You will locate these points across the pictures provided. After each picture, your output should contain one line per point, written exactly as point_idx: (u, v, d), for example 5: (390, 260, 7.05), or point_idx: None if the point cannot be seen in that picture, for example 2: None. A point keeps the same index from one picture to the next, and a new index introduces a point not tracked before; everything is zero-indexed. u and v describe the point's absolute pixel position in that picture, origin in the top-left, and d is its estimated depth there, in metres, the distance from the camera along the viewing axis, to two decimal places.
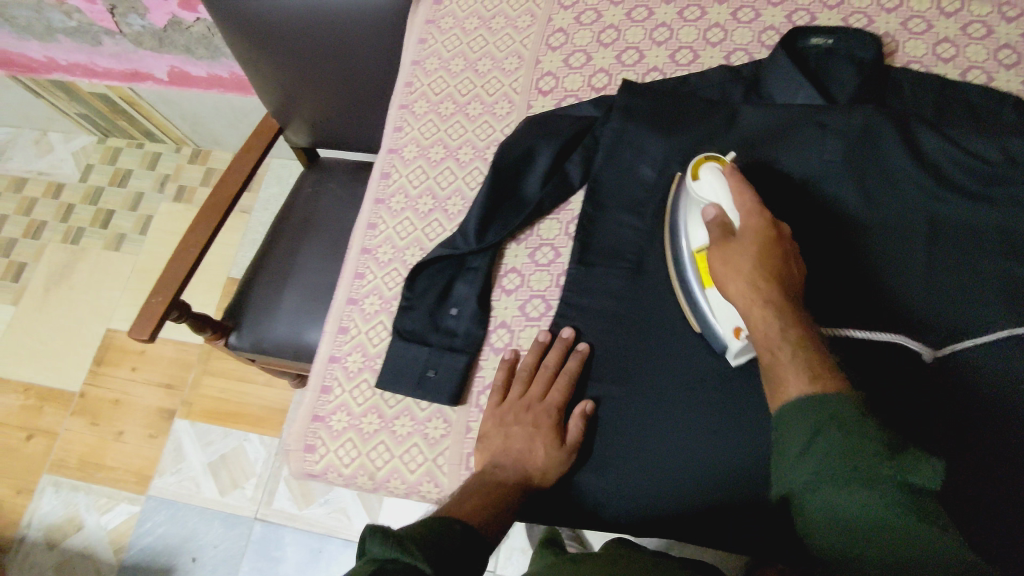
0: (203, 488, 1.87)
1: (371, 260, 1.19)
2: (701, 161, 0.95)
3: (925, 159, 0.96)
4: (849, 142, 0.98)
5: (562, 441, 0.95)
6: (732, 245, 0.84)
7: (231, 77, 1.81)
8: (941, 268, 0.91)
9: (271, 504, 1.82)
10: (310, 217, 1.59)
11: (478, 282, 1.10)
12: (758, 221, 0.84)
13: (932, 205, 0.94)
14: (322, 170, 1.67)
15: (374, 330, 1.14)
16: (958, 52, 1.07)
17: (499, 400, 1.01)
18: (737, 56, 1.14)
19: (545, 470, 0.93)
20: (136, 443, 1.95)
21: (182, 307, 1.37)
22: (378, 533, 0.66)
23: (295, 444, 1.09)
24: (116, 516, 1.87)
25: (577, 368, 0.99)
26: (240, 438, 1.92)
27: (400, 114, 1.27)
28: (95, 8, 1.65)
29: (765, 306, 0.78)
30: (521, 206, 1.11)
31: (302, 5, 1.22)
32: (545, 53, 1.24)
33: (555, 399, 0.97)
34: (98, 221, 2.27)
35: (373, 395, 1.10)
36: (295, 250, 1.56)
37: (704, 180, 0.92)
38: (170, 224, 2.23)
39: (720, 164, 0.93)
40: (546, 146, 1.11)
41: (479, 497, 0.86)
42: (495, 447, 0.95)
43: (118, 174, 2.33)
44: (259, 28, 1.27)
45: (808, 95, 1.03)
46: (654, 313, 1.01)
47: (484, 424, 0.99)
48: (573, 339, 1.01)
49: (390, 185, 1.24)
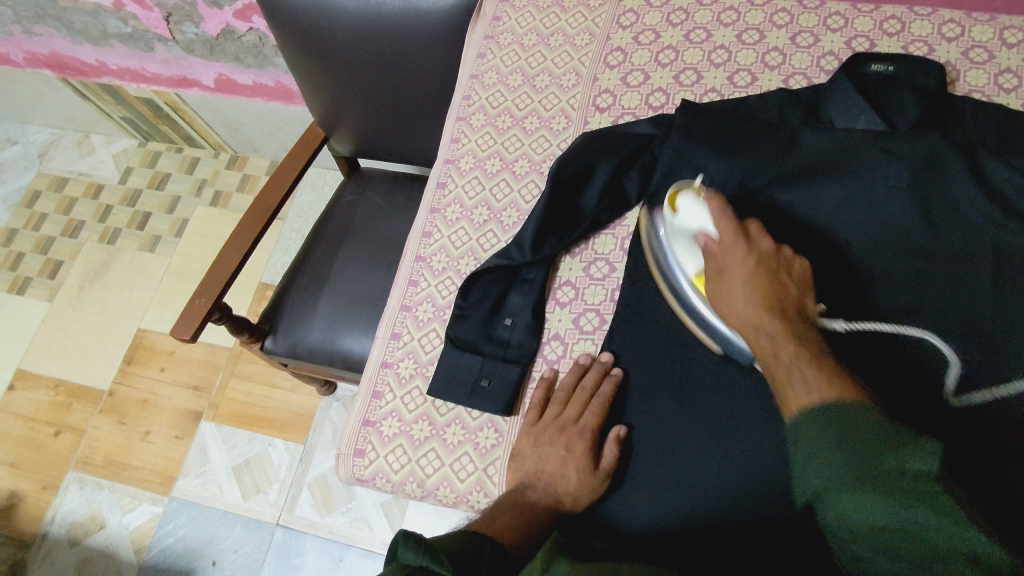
0: (226, 492, 1.86)
1: (425, 268, 1.18)
2: (674, 194, 0.97)
3: (991, 189, 0.92)
4: (917, 169, 0.95)
5: (597, 467, 0.91)
6: (724, 281, 0.85)
7: (276, 86, 1.84)
8: (1012, 301, 0.88)
9: (294, 511, 1.81)
10: (349, 226, 1.60)
11: (533, 293, 1.08)
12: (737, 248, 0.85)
13: (996, 233, 0.91)
14: (361, 179, 1.69)
15: (427, 337, 1.12)
16: (1020, 83, 1.07)
17: (535, 418, 1.00)
18: (796, 80, 1.14)
19: (576, 495, 0.90)
20: (161, 444, 1.96)
21: (223, 309, 1.38)
22: (412, 540, 0.67)
23: (345, 448, 1.08)
24: (139, 516, 1.87)
25: (611, 392, 0.96)
26: (264, 442, 1.91)
27: (457, 126, 1.28)
28: (151, 15, 1.69)
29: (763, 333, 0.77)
30: (578, 221, 1.09)
31: (362, 17, 1.24)
32: (602, 70, 1.24)
33: (590, 421, 0.95)
34: (135, 222, 2.30)
35: (424, 402, 1.08)
36: (333, 256, 1.57)
37: (684, 210, 0.94)
38: (205, 228, 2.25)
39: (693, 192, 0.94)
40: (605, 162, 1.08)
41: (511, 515, 0.85)
42: (526, 468, 0.94)
43: (157, 177, 2.37)
44: (316, 38, 1.29)
45: (870, 121, 1.00)
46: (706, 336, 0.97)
47: (519, 445, 0.98)
48: (610, 363, 0.99)
49: (446, 195, 1.24)
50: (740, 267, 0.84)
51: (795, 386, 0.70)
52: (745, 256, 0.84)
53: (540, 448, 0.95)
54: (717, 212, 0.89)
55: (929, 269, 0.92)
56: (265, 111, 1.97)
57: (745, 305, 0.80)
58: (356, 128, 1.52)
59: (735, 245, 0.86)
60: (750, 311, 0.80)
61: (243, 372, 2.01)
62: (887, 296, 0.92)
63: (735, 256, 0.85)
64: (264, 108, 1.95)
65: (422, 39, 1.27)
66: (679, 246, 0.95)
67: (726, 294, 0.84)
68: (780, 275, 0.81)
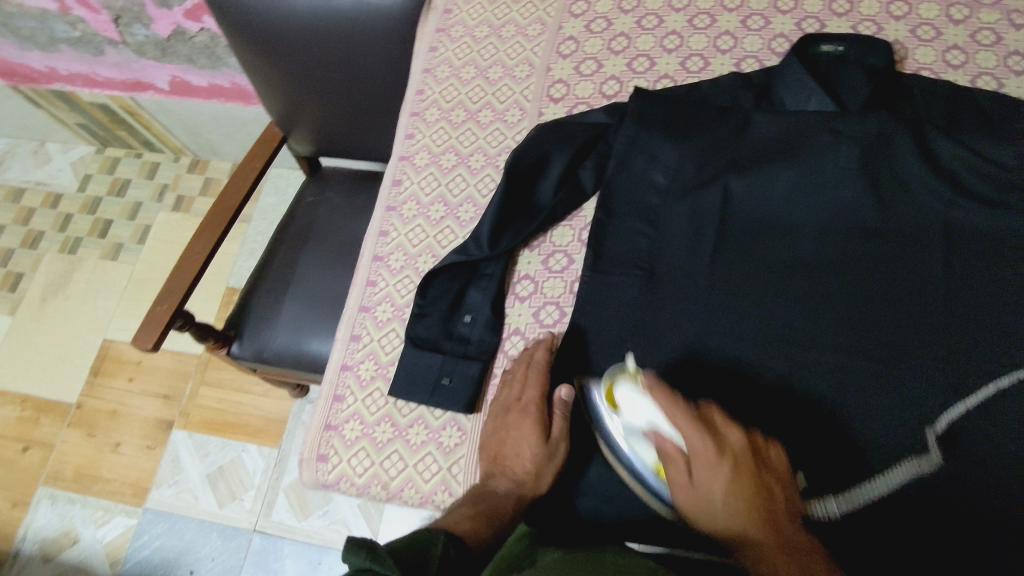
0: (201, 500, 1.84)
1: (382, 267, 1.20)
2: (613, 381, 0.89)
3: (941, 165, 0.99)
4: (865, 147, 1.02)
5: (550, 435, 0.94)
6: (681, 499, 0.79)
7: (232, 87, 1.81)
8: (959, 275, 0.94)
9: (271, 516, 1.79)
10: (311, 226, 1.58)
11: (491, 289, 1.11)
12: (709, 461, 0.74)
13: (949, 211, 0.97)
14: (322, 180, 1.66)
15: (386, 338, 1.15)
16: (969, 59, 1.11)
17: (494, 403, 1.03)
18: (748, 63, 1.19)
19: (535, 470, 0.92)
20: (133, 455, 1.92)
21: (185, 315, 1.35)
22: (355, 544, 0.67)
23: (307, 454, 1.09)
24: (113, 528, 1.84)
25: (546, 359, 1.00)
26: (238, 449, 1.89)
27: (411, 122, 1.31)
28: (98, 18, 1.65)
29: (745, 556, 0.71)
30: (535, 213, 1.13)
31: (310, 14, 1.22)
32: (555, 60, 1.29)
33: (532, 396, 0.97)
34: (96, 231, 2.25)
35: (386, 404, 1.10)
36: (296, 257, 1.55)
37: (626, 404, 0.85)
38: (168, 233, 2.21)
39: (631, 377, 0.87)
40: (559, 154, 1.13)
41: (471, 508, 0.88)
42: (490, 453, 0.98)
43: (117, 184, 2.32)
44: (263, 36, 1.27)
45: (820, 102, 1.08)
46: (670, 318, 1.01)
47: (485, 432, 1.01)
48: (550, 338, 1.03)
49: (401, 193, 1.26)
50: (723, 483, 0.73)
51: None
52: (723, 466, 0.74)
53: (499, 431, 0.99)
54: (670, 407, 0.77)
55: (881, 248, 0.98)
56: (222, 112, 1.93)
57: (732, 523, 0.72)
58: (313, 127, 1.49)
59: (706, 454, 0.75)
60: (717, 467, 0.74)
61: (213, 379, 1.98)
62: (839, 283, 0.97)
63: (700, 456, 0.75)
64: (221, 109, 1.92)
65: (373, 34, 1.25)
66: (628, 440, 0.87)
67: (704, 488, 0.75)
68: (761, 476, 0.74)
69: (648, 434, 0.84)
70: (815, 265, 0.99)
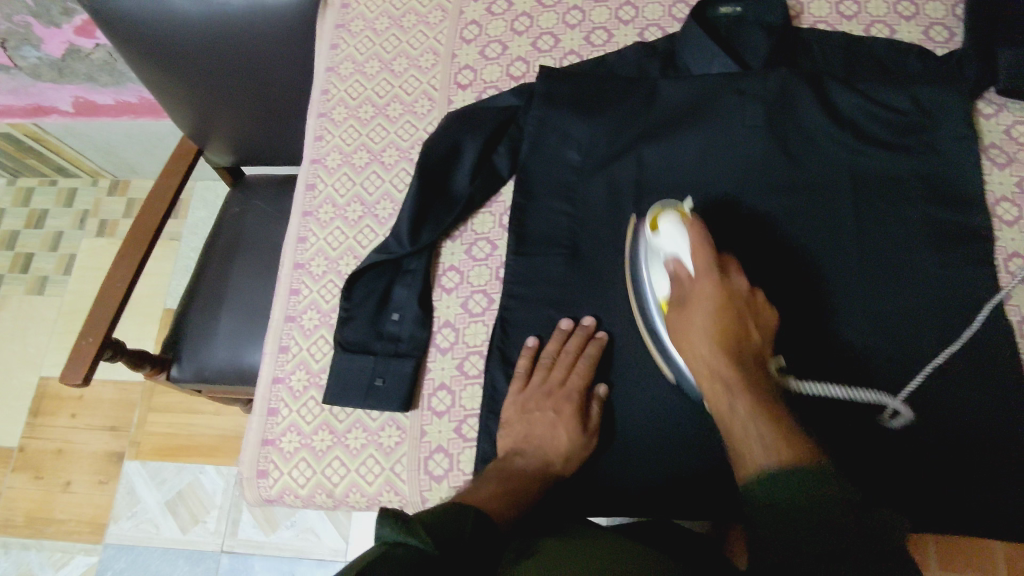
0: (163, 529, 1.79)
1: (305, 275, 1.22)
2: (657, 212, 0.98)
3: (842, 116, 1.08)
4: (770, 105, 1.09)
5: (586, 425, 0.99)
6: (686, 309, 0.90)
7: (141, 102, 1.74)
8: (870, 218, 1.02)
9: (237, 534, 1.76)
10: (238, 237, 1.54)
11: (417, 284, 1.14)
12: (710, 288, 0.88)
13: (857, 159, 1.05)
14: (245, 189, 1.61)
15: (317, 345, 1.17)
16: (860, 10, 1.21)
17: (522, 386, 1.05)
18: (652, 31, 1.25)
19: (567, 454, 0.97)
20: (86, 492, 1.86)
21: (115, 345, 1.31)
22: (388, 515, 0.69)
23: (249, 472, 1.12)
24: (74, 569, 1.79)
25: (597, 354, 1.02)
26: (194, 471, 1.84)
27: (320, 123, 1.30)
28: None
29: (720, 385, 0.82)
30: (453, 202, 1.17)
31: (203, 22, 1.18)
32: (460, 46, 1.30)
33: (578, 385, 1.01)
34: (17, 266, 2.15)
35: (322, 412, 1.13)
36: (226, 270, 1.51)
37: (665, 233, 0.95)
38: (95, 260, 2.13)
39: (679, 216, 0.94)
40: (471, 141, 1.17)
41: (498, 484, 0.91)
42: (518, 436, 1.00)
43: (33, 215, 2.21)
44: (159, 50, 1.22)
45: (721, 65, 1.13)
46: (606, 290, 1.08)
47: (508, 412, 1.04)
48: (594, 327, 1.05)
49: (316, 197, 1.26)
50: (705, 313, 0.87)
51: (755, 444, 0.75)
52: (713, 290, 0.88)
53: (526, 417, 1.02)
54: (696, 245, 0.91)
55: (792, 202, 1.04)
56: (134, 129, 1.86)
57: (716, 364, 0.84)
58: (228, 137, 1.45)
59: (708, 286, 0.89)
60: (717, 346, 0.84)
61: (160, 405, 1.93)
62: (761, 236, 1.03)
63: (700, 298, 0.89)
64: (133, 126, 1.84)
65: (272, 34, 1.23)
66: (650, 263, 0.98)
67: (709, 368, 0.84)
68: (744, 319, 0.87)
69: (669, 257, 0.94)
70: (721, 227, 1.04)
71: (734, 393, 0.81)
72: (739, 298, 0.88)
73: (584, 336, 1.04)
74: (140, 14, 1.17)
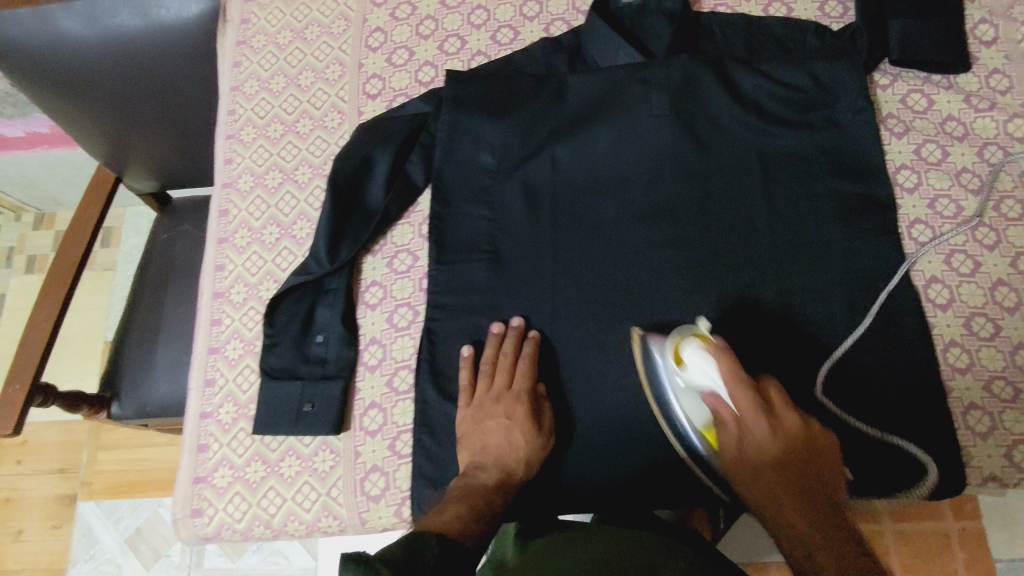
0: (124, 567, 1.75)
1: (225, 302, 1.45)
2: (678, 341, 1.12)
3: (748, 96, 1.36)
4: (677, 91, 1.36)
5: (538, 428, 1.18)
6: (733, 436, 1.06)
7: (52, 131, 1.68)
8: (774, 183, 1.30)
9: (203, 565, 1.74)
10: (172, 265, 1.57)
11: (337, 302, 1.38)
12: (775, 447, 1.01)
13: (762, 138, 1.33)
14: (172, 215, 1.64)
15: (242, 374, 1.40)
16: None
17: (470, 398, 1.26)
18: (557, 26, 1.54)
19: (527, 460, 1.17)
20: (38, 538, 1.81)
21: (46, 392, 1.28)
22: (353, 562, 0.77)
23: (183, 511, 1.33)
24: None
25: (534, 351, 1.24)
26: (152, 505, 1.80)
27: (229, 145, 1.55)
28: None
29: (774, 487, 1.01)
30: (369, 216, 1.40)
31: (98, 38, 1.41)
32: (365, 53, 1.57)
33: (523, 386, 1.21)
34: None
35: (253, 444, 1.35)
36: (159, 305, 1.51)
37: (692, 365, 1.08)
38: (24, 299, 2.05)
39: (703, 343, 1.08)
40: (381, 154, 1.41)
41: (462, 505, 1.07)
42: (475, 446, 1.19)
43: None
44: (65, 75, 1.45)
45: (627, 53, 1.43)
46: (527, 275, 1.32)
47: (463, 423, 1.23)
48: (524, 326, 1.28)
49: (231, 221, 1.49)
50: (774, 444, 1.02)
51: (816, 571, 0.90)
52: (753, 407, 1.02)
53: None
54: (728, 370, 1.03)
55: (709, 183, 1.31)
56: (44, 159, 1.81)
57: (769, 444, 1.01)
58: (149, 158, 1.70)
59: (740, 390, 1.02)
60: (766, 444, 1.02)
61: (109, 444, 1.87)
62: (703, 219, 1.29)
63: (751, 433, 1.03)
64: (49, 157, 1.79)
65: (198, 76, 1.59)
66: (684, 401, 1.14)
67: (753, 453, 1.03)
68: (800, 448, 1.01)
69: (704, 395, 1.09)
70: (745, 325, 1.22)
71: (785, 524, 0.98)
72: (770, 395, 1.05)
73: (514, 335, 1.26)
74: (41, 46, 1.40)
